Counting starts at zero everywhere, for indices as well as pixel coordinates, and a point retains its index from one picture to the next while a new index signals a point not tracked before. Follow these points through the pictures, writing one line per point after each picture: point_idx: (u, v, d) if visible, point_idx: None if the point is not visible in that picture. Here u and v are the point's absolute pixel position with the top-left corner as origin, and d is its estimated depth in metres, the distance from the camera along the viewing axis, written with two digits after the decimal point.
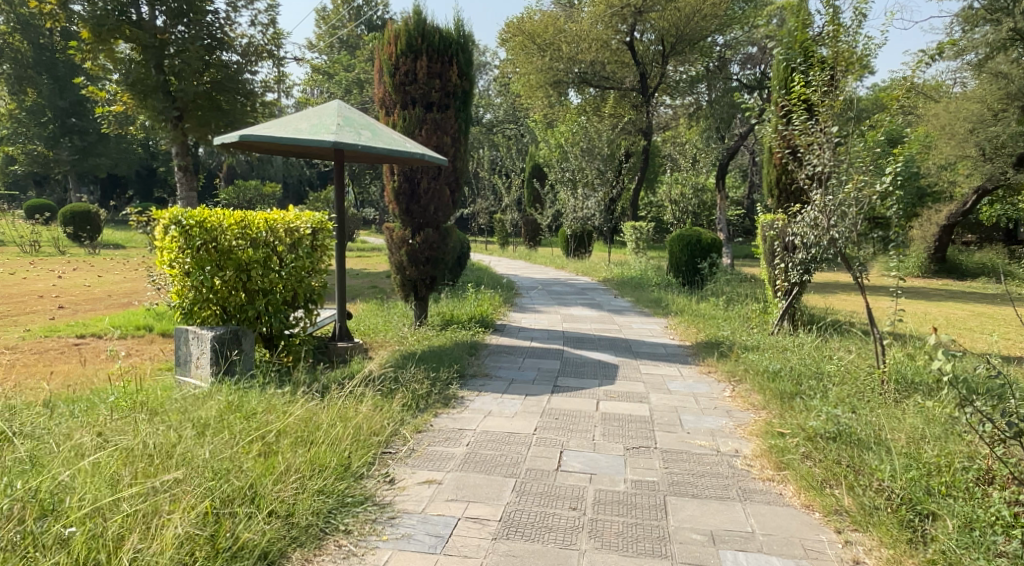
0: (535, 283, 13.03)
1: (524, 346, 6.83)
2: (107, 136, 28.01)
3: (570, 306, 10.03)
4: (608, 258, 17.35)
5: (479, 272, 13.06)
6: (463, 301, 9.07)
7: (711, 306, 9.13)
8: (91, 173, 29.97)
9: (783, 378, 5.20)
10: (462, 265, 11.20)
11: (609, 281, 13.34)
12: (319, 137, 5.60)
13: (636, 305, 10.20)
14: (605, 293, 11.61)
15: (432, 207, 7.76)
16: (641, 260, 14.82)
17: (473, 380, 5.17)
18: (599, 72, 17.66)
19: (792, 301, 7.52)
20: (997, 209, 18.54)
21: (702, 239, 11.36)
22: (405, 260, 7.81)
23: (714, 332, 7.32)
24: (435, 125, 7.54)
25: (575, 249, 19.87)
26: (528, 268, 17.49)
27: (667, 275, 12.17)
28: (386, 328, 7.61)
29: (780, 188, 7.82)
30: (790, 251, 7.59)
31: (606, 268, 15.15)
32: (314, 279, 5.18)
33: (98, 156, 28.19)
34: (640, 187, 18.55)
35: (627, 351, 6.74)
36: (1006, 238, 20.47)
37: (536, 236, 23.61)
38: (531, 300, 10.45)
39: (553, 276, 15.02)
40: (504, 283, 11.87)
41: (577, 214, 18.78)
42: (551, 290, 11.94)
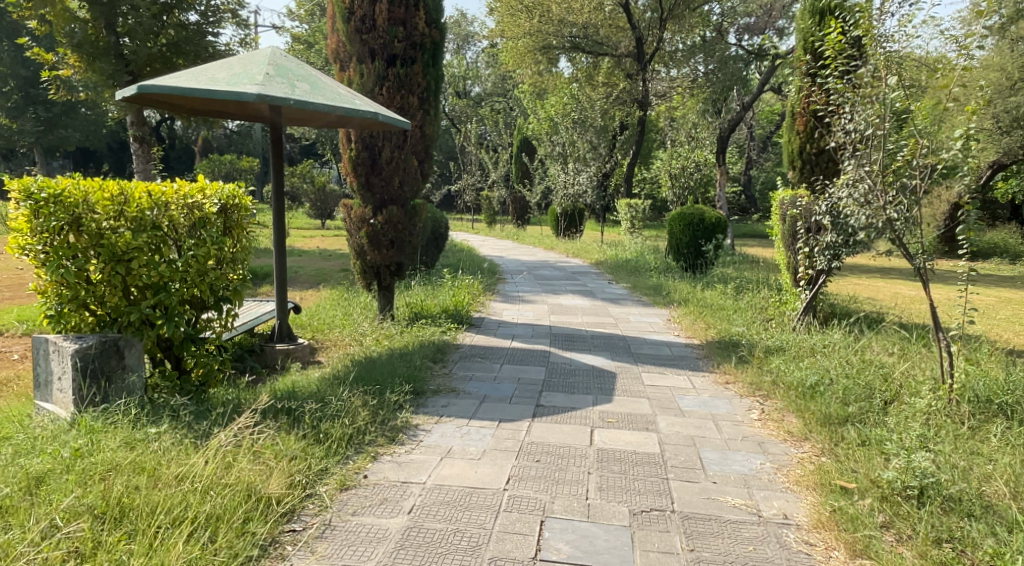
0: (521, 266, 11.94)
1: (504, 347, 5.74)
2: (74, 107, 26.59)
3: (559, 294, 8.96)
4: (601, 238, 16.28)
5: (461, 255, 11.95)
6: (437, 289, 7.97)
7: (718, 296, 8.06)
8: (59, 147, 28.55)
9: (824, 395, 4.15)
10: (439, 247, 10.07)
11: (603, 264, 12.26)
12: (239, 88, 4.43)
13: (633, 292, 9.13)
14: (598, 279, 10.53)
15: (397, 181, 6.58)
16: (637, 241, 13.72)
17: (433, 399, 4.09)
18: (593, 37, 16.44)
19: (816, 292, 6.45)
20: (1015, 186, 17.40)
21: (705, 218, 10.29)
22: (366, 243, 6.68)
23: (726, 329, 6.27)
24: (397, 82, 6.36)
25: (566, 228, 18.67)
26: (516, 249, 16.41)
27: (667, 258, 11.10)
28: (343, 324, 6.52)
29: (804, 159, 6.73)
30: (814, 234, 6.51)
31: (598, 249, 14.04)
32: (227, 272, 4.05)
33: (65, 128, 26.78)
34: (636, 162, 17.41)
35: (625, 353, 5.67)
36: (1017, 216, 19.48)
37: (525, 215, 22.45)
38: (515, 286, 9.36)
39: (542, 258, 13.94)
40: (486, 266, 10.78)
41: (568, 190, 17.57)
42: (539, 274, 10.86)
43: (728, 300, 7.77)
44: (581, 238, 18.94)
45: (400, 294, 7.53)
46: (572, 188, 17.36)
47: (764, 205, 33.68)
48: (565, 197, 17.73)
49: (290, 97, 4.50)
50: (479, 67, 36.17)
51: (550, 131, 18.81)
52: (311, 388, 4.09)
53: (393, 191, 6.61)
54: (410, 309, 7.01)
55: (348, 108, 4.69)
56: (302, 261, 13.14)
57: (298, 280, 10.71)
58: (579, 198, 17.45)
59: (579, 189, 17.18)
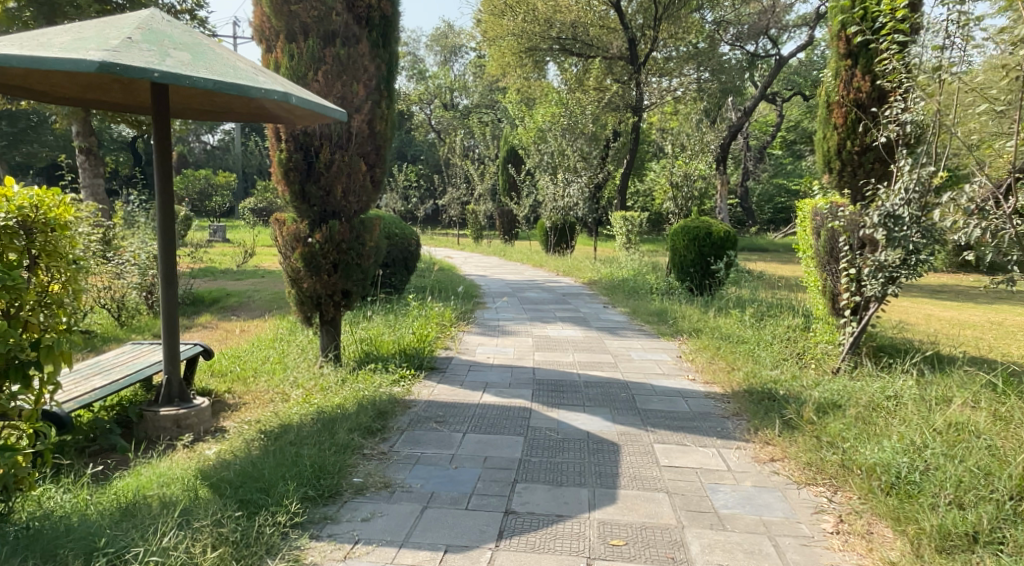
0: (506, 288, 10.62)
1: (472, 403, 4.39)
2: (38, 122, 25.11)
3: (547, 321, 7.63)
4: (593, 254, 14.99)
5: (436, 277, 10.61)
6: (400, 322, 6.62)
7: (735, 325, 6.75)
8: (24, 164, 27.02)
9: (927, 492, 2.87)
10: (408, 267, 8.73)
11: (598, 284, 10.92)
12: (77, 54, 3.13)
13: (633, 318, 7.84)
14: (592, 302, 9.22)
15: (340, 190, 5.23)
16: (634, 257, 12.39)
17: (352, 508, 2.79)
18: (583, 37, 15.24)
19: (866, 324, 5.17)
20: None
21: (712, 232, 9.04)
22: (301, 268, 5.33)
23: (755, 373, 4.98)
24: (337, 65, 5.05)
25: (556, 244, 17.29)
26: (502, 266, 15.12)
27: (669, 277, 9.81)
28: (273, 371, 5.20)
29: (845, 157, 5.46)
30: (861, 252, 5.25)
31: (591, 266, 12.70)
32: (32, 321, 2.70)
33: (30, 145, 25.29)
34: (631, 172, 16.16)
35: (631, 411, 4.32)
36: None
37: (514, 230, 21.13)
38: (497, 312, 8.03)
39: (529, 277, 12.64)
40: (465, 289, 9.46)
41: (558, 203, 16.20)
42: (525, 297, 9.55)
43: (749, 331, 6.46)
44: (573, 254, 17.57)
45: (352, 328, 6.21)
46: (562, 201, 16.06)
47: (762, 217, 32.44)
48: (555, 209, 16.42)
49: (153, 67, 3.21)
50: (466, 78, 34.92)
51: (538, 140, 17.55)
52: (170, 496, 2.75)
53: (336, 204, 5.27)
54: (362, 349, 5.67)
55: (240, 85, 3.42)
56: (262, 284, 11.77)
57: (248, 306, 9.35)
58: (570, 211, 16.14)
59: (570, 201, 15.87)
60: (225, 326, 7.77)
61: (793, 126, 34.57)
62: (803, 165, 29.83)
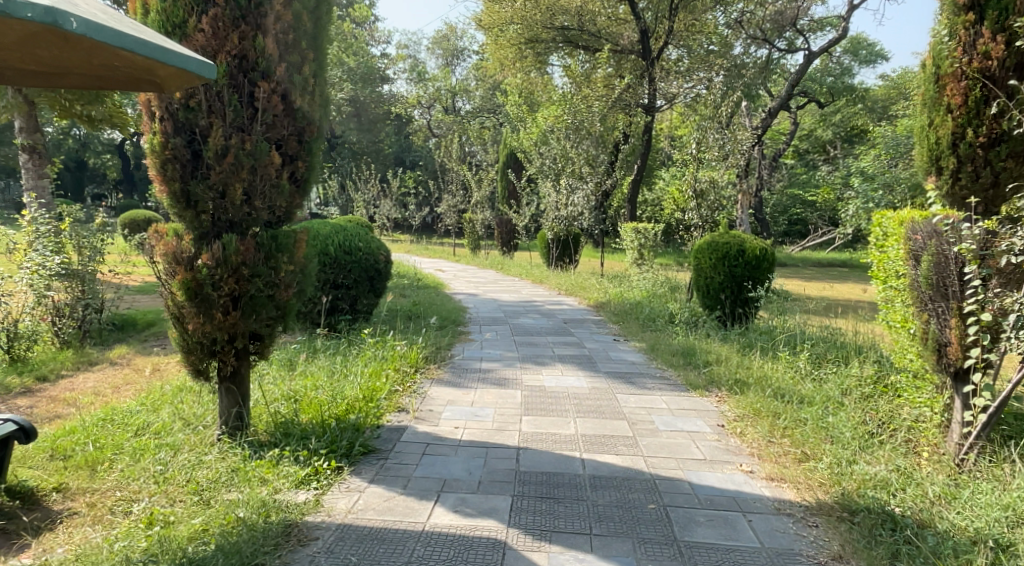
0: (496, 311, 9.05)
1: (416, 533, 2.77)
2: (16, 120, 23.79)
3: (544, 361, 6.05)
4: (599, 270, 13.41)
5: (415, 302, 9.01)
6: (348, 368, 5.03)
7: (790, 377, 5.12)
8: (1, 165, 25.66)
9: None
10: (371, 288, 7.16)
11: (606, 308, 9.28)
12: None
13: (650, 357, 6.25)
14: (599, 332, 7.63)
15: (242, 192, 3.62)
16: (647, 275, 10.74)
17: None
18: (590, 28, 13.72)
19: (1005, 395, 3.59)
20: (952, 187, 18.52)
21: (747, 249, 7.44)
22: (185, 301, 3.69)
23: (849, 471, 3.42)
24: (232, 8, 3.48)
25: (559, 257, 15.44)
26: (498, 282, 13.54)
27: (690, 303, 8.22)
28: (142, 452, 3.65)
29: (963, 151, 3.87)
30: (998, 291, 3.73)
31: (596, 285, 11.05)
32: None
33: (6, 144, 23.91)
34: (642, 179, 14.57)
35: (671, 550, 2.72)
36: None
37: (513, 242, 19.50)
38: (481, 348, 6.43)
39: (526, 296, 11.04)
40: (446, 316, 7.86)
41: (560, 212, 13.97)
42: (518, 325, 7.95)
43: (813, 389, 4.84)
44: (576, 269, 15.66)
45: (277, 384, 4.61)
46: (566, 211, 13.88)
47: (777, 229, 30.67)
48: (557, 220, 14.28)
49: None
50: (467, 81, 33.39)
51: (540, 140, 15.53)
52: None
53: (236, 212, 3.65)
54: (282, 415, 4.07)
55: None
56: None
57: None
58: (574, 223, 14.00)
59: (576, 212, 13.73)
60: (138, 363, 6.21)
61: (808, 135, 32.92)
62: (819, 175, 28.10)
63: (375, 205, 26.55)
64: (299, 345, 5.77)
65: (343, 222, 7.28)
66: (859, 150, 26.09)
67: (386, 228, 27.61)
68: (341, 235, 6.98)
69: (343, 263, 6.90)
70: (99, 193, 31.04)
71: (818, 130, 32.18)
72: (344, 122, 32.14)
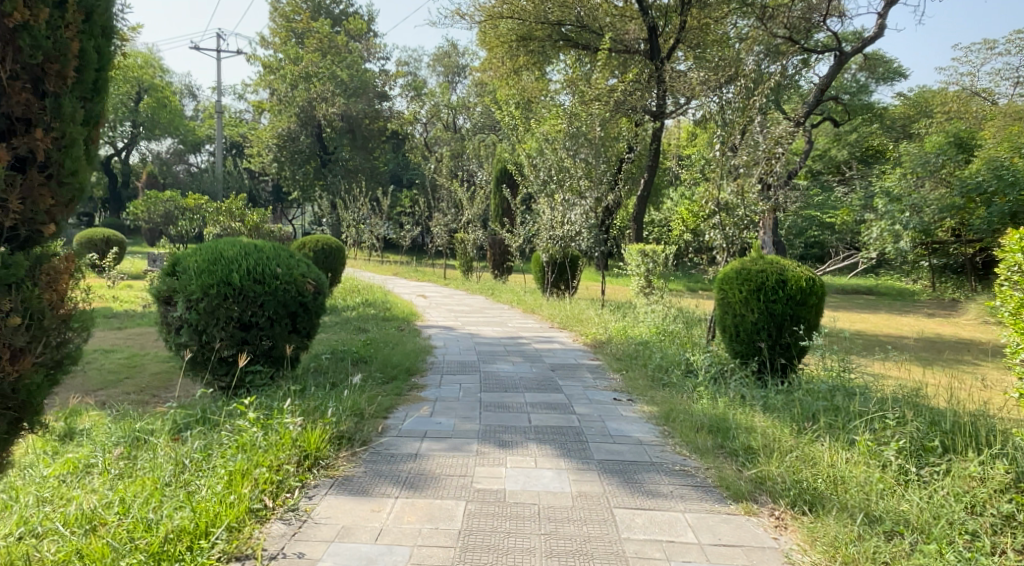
0: (466, 352, 7.25)
1: None
2: None
3: (512, 436, 4.29)
4: (600, 297, 11.63)
5: (368, 342, 7.25)
6: (204, 470, 3.34)
7: (879, 484, 3.37)
8: None
9: None
10: (290, 330, 5.46)
11: (606, 350, 7.47)
12: None
13: (663, 432, 4.45)
14: (592, 384, 5.85)
15: None
16: (656, 306, 8.94)
17: None
18: (593, 25, 12.49)
19: None
20: (993, 208, 16.67)
21: (788, 278, 5.68)
22: None
23: None
24: None
25: (554, 283, 13.64)
26: (483, 310, 11.80)
27: (709, 347, 6.41)
28: None
29: None
30: None
31: (595, 318, 9.25)
32: None
33: None
34: (649, 195, 12.86)
35: None
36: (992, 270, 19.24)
37: (506, 265, 17.75)
38: (430, 417, 4.66)
39: (511, 330, 9.27)
40: (396, 366, 6.09)
41: (556, 231, 12.23)
42: (489, 375, 6.17)
43: (925, 514, 3.10)
44: (575, 295, 13.85)
45: (68, 510, 2.91)
46: (562, 229, 12.13)
47: (793, 252, 28.81)
48: (552, 240, 12.58)
49: None
50: (466, 98, 31.88)
51: (530, 151, 13.35)
52: None
53: None
54: None
55: None
56: (138, 336, 8.50)
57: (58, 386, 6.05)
58: (570, 243, 12.23)
59: (574, 231, 11.91)
60: None
61: (823, 155, 31.19)
62: (838, 195, 26.23)
63: (363, 224, 24.87)
64: (161, 426, 4.09)
65: (262, 242, 5.63)
66: (882, 170, 24.30)
67: (375, 249, 25.89)
68: (252, 258, 5.31)
69: (252, 296, 5.18)
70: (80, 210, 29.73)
71: (832, 150, 30.43)
72: (336, 138, 30.58)
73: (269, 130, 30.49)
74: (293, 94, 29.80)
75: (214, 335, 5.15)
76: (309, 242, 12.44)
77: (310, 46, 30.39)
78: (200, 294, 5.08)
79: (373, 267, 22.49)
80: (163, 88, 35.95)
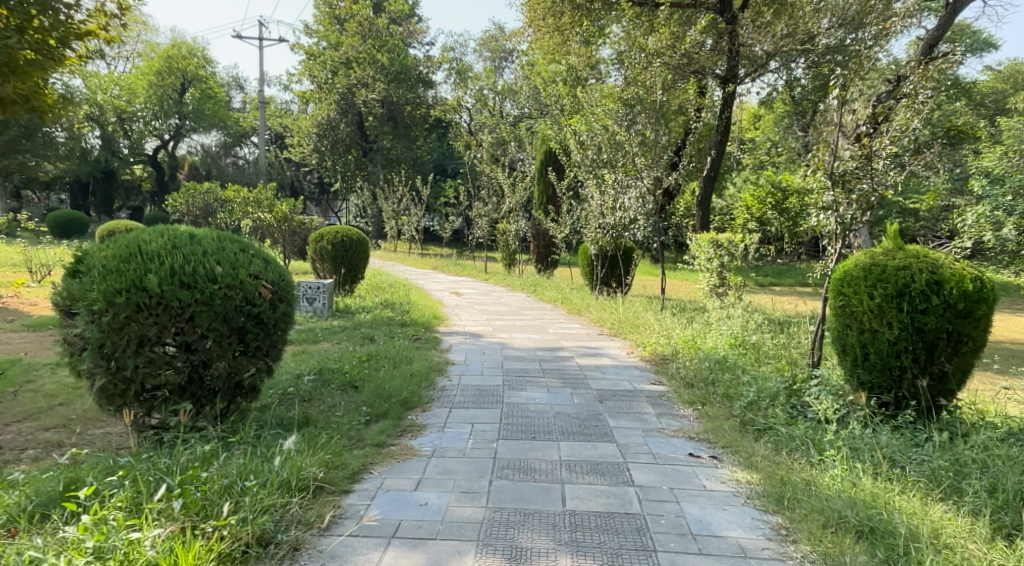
0: (488, 372, 5.66)
1: None
2: None
3: (531, 535, 2.72)
4: (657, 296, 9.88)
5: (367, 358, 5.72)
6: None
7: None
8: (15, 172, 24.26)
9: None
10: (239, 353, 3.97)
11: (673, 371, 5.75)
12: None
13: (778, 530, 2.81)
14: (658, 428, 4.17)
15: None
16: (731, 309, 7.20)
17: None
18: None
19: None
20: None
21: (945, 279, 3.93)
22: None
23: None
24: None
25: (605, 278, 11.95)
26: (523, 311, 10.22)
27: (816, 374, 4.70)
28: None
29: None
30: None
31: (653, 324, 7.55)
32: None
33: None
34: (717, 174, 11.12)
35: None
36: None
37: (551, 258, 16.10)
38: (414, 491, 3.11)
39: (552, 337, 7.67)
40: (390, 398, 4.56)
41: (607, 218, 10.54)
42: (515, 409, 4.57)
43: None
44: (629, 293, 12.12)
45: None
46: (615, 216, 10.41)
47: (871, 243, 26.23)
48: (602, 229, 10.88)
49: None
50: (513, 82, 30.17)
51: (578, 128, 11.64)
52: None
53: None
54: None
55: None
56: None
57: None
58: (623, 233, 10.50)
59: (629, 218, 10.19)
60: None
61: None
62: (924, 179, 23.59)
63: (403, 215, 23.53)
64: None
65: (207, 231, 4.15)
66: (977, 150, 21.61)
67: (416, 241, 24.55)
68: (180, 253, 3.82)
69: (177, 306, 3.70)
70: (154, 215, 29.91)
71: None
72: (377, 126, 29.35)
73: (310, 119, 29.47)
74: (334, 81, 28.73)
75: (126, 361, 3.71)
76: (327, 234, 10.95)
77: (350, 30, 29.15)
78: (103, 304, 3.64)
79: (412, 260, 21.13)
80: (208, 79, 35.42)
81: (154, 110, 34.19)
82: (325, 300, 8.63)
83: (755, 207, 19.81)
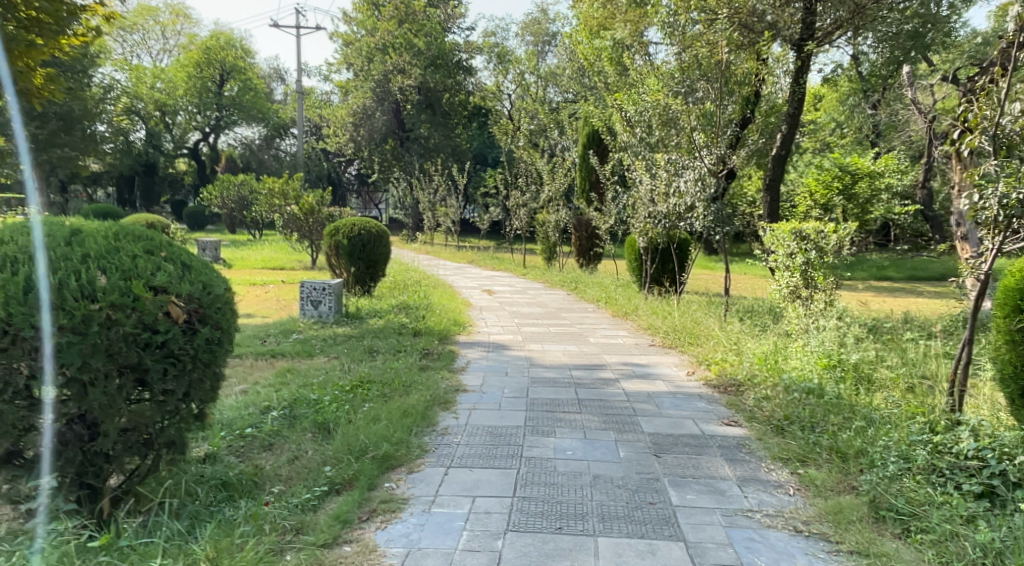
0: (508, 404, 4.40)
1: None
2: (67, 119, 21.99)
3: None
4: (717, 297, 8.47)
5: (356, 385, 4.52)
6: None
7: None
8: (52, 166, 23.93)
9: None
10: (135, 400, 2.77)
11: (750, 407, 4.40)
12: None
13: None
14: (744, 509, 2.87)
15: None
16: (815, 315, 5.80)
17: None
18: None
19: None
20: None
21: None
22: None
23: None
24: None
25: (655, 276, 10.58)
26: (561, 313, 8.94)
27: (970, 429, 3.34)
28: None
29: None
30: None
31: (716, 334, 6.20)
32: None
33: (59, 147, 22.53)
34: (787, 152, 9.68)
35: None
36: None
37: (593, 251, 14.78)
38: None
39: (592, 350, 6.37)
40: (367, 451, 3.35)
41: (660, 206, 9.15)
42: (539, 468, 3.30)
43: None
44: (684, 292, 10.70)
45: None
46: (668, 202, 9.02)
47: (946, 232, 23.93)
48: (652, 218, 9.50)
49: None
50: (556, 64, 28.72)
51: (625, 103, 10.20)
52: None
53: None
54: None
55: None
56: None
57: None
58: (678, 224, 9.10)
59: (685, 205, 8.77)
60: None
61: None
62: None
63: (440, 206, 22.40)
64: None
65: (106, 228, 3.00)
66: None
67: (453, 232, 23.39)
68: (49, 259, 2.65)
69: (33, 337, 2.53)
70: (200, 211, 29.56)
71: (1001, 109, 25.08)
72: (414, 113, 28.27)
73: (346, 108, 28.54)
74: (370, 68, 27.74)
75: None
76: (342, 227, 9.83)
77: (386, 14, 28.02)
78: None
79: (448, 253, 19.97)
80: (246, 70, 34.79)
81: (193, 103, 33.74)
82: (332, 303, 7.45)
83: (820, 192, 18.00)
